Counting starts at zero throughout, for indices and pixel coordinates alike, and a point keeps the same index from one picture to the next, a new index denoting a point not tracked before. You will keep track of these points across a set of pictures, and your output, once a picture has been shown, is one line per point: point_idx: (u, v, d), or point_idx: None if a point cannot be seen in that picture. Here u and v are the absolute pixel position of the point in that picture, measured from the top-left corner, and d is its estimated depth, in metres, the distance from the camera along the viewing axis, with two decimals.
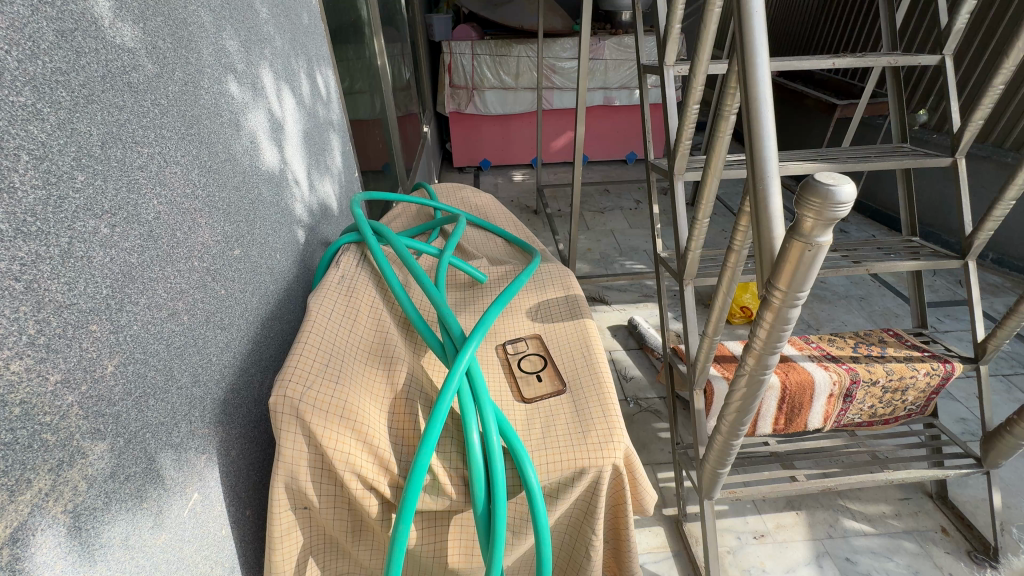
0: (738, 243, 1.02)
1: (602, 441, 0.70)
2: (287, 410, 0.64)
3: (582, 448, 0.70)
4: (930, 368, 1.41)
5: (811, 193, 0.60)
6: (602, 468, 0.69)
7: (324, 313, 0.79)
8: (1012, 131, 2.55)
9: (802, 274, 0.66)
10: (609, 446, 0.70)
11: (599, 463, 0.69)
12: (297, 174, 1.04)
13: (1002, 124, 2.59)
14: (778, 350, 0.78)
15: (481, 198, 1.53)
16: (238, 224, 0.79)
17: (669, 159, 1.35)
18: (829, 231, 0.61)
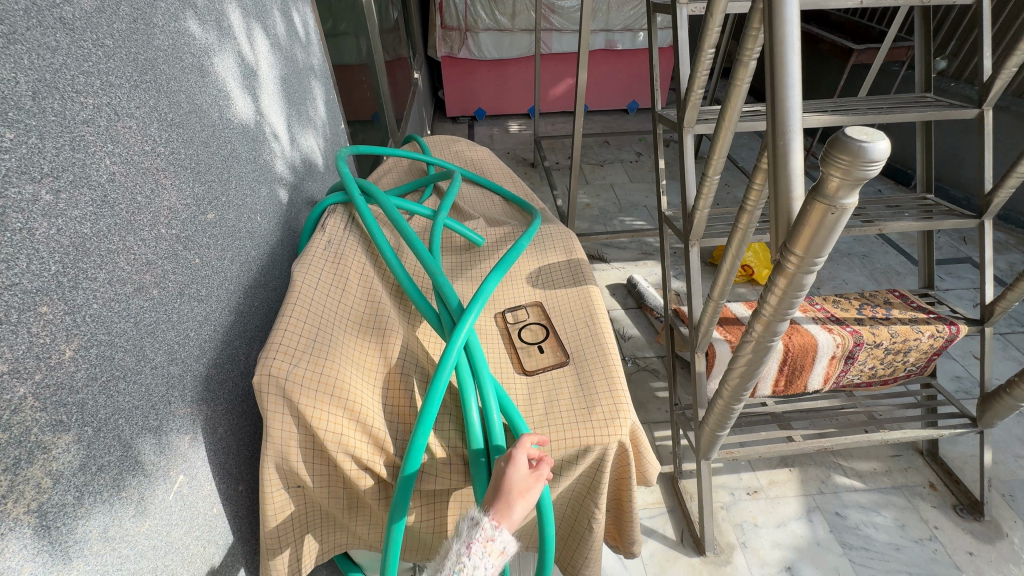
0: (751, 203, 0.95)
1: (608, 418, 0.67)
2: (273, 390, 0.60)
3: (586, 425, 0.67)
4: (935, 330, 1.39)
5: (840, 149, 0.54)
6: (607, 445, 0.66)
7: (310, 282, 0.73)
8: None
9: (821, 240, 0.61)
10: (615, 423, 0.67)
11: (604, 441, 0.66)
12: (275, 127, 0.95)
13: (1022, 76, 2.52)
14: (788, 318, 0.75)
15: (477, 152, 1.43)
16: (210, 185, 0.71)
17: (679, 110, 1.25)
18: (855, 192, 0.55)
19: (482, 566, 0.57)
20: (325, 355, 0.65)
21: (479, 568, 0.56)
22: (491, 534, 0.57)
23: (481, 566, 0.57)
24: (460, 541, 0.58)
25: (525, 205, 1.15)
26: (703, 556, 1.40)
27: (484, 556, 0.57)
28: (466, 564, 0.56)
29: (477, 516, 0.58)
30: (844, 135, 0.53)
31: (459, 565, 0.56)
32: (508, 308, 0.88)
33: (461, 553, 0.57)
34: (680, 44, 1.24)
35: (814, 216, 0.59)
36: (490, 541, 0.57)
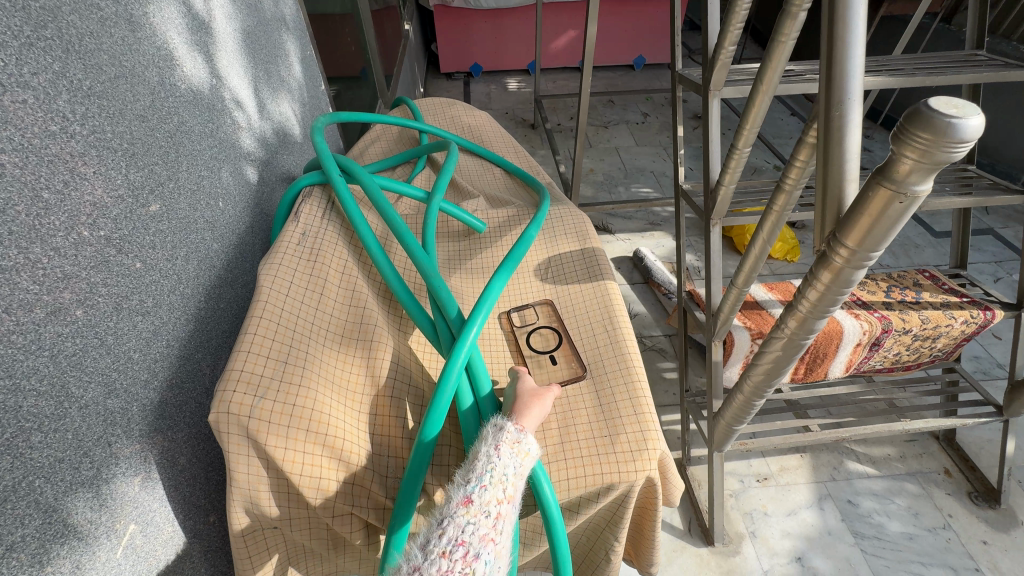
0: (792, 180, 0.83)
1: (635, 451, 0.57)
2: (235, 429, 0.49)
3: (609, 459, 0.57)
4: (968, 316, 1.29)
5: (919, 124, 0.39)
6: (633, 482, 0.57)
7: (281, 287, 0.61)
8: None
9: (879, 237, 0.47)
10: (642, 456, 0.58)
11: (630, 478, 0.57)
12: (238, 92, 0.80)
13: None
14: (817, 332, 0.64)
15: (475, 118, 1.28)
16: (152, 169, 0.58)
17: (705, 70, 1.10)
18: (929, 181, 0.42)
19: (514, 464, 0.52)
20: (300, 380, 0.54)
21: (512, 465, 0.52)
22: (516, 436, 0.54)
23: (513, 465, 0.53)
24: (486, 443, 0.54)
25: (531, 181, 1.01)
26: (711, 547, 1.36)
27: (514, 456, 0.53)
28: (497, 464, 0.52)
29: (501, 421, 0.55)
30: (922, 106, 0.39)
31: (491, 465, 0.52)
32: (514, 308, 0.78)
33: (490, 453, 0.53)
34: None
35: (872, 207, 0.45)
36: (518, 442, 0.54)
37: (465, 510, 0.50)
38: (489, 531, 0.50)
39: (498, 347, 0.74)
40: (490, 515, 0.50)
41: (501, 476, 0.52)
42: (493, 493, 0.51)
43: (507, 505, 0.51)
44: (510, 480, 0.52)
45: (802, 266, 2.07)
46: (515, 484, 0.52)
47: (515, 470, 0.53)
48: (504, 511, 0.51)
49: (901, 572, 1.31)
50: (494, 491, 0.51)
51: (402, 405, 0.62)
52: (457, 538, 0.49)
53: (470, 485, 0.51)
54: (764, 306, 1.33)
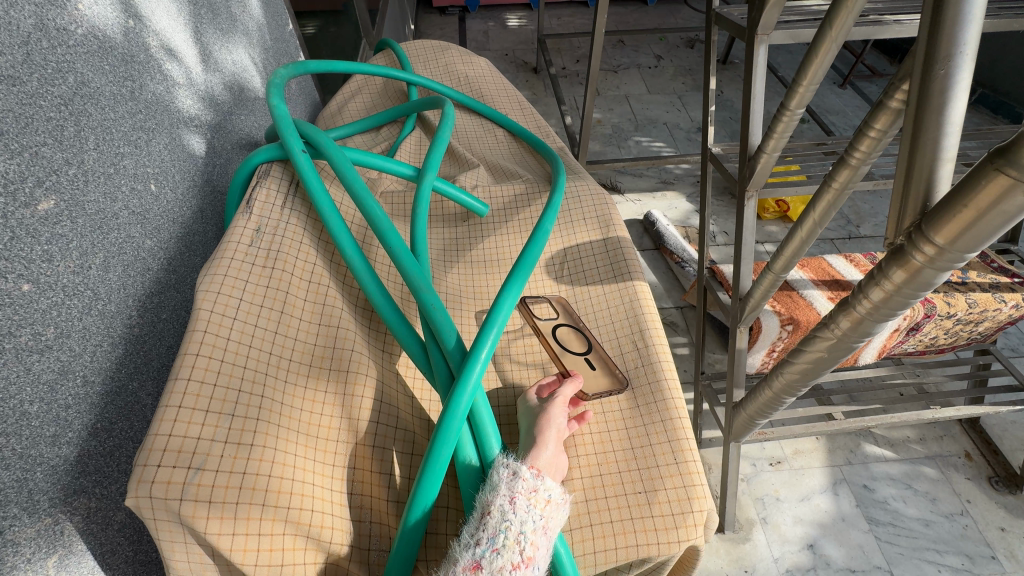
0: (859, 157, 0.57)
1: (677, 517, 0.46)
2: (163, 512, 0.37)
3: (646, 526, 0.46)
4: (1020, 300, 1.17)
5: None
6: (673, 554, 0.46)
7: (227, 306, 0.47)
8: None
9: (982, 234, 0.30)
10: (687, 523, 0.46)
11: (670, 550, 0.46)
12: (169, 38, 0.63)
13: None
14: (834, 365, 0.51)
15: (472, 66, 1.08)
16: (38, 151, 0.43)
17: (753, 9, 0.90)
18: None
19: (532, 519, 0.42)
20: (253, 436, 0.42)
21: (530, 521, 0.42)
22: (534, 484, 0.44)
23: (531, 520, 0.42)
24: (497, 494, 0.43)
25: (542, 147, 0.84)
26: (721, 533, 1.31)
27: (532, 508, 0.43)
28: (511, 521, 0.42)
29: (511, 462, 0.45)
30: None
31: (505, 522, 0.42)
32: (528, 297, 0.64)
33: (503, 507, 0.42)
34: None
35: (982, 194, 0.29)
36: (535, 490, 0.44)
37: None
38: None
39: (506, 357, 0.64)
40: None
41: (517, 536, 0.41)
42: (507, 557, 0.40)
43: (526, 571, 0.40)
44: (529, 538, 0.41)
45: (826, 233, 1.92)
46: (534, 542, 0.42)
47: (533, 526, 0.42)
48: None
49: (916, 559, 1.27)
50: (507, 555, 0.40)
51: (387, 456, 0.50)
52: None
53: (479, 546, 0.41)
54: (794, 287, 1.20)
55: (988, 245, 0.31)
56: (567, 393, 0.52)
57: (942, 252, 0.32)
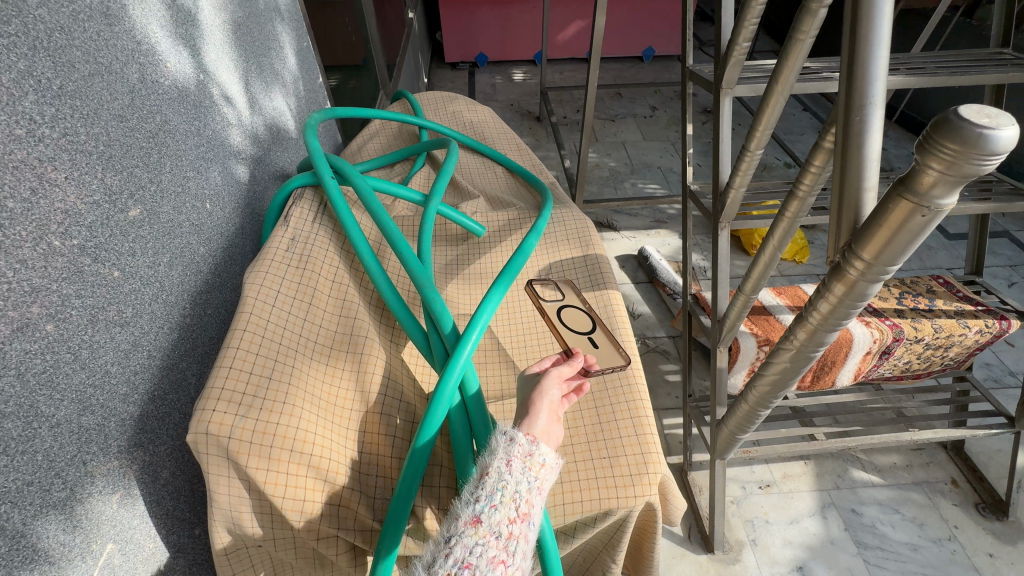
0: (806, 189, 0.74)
1: (635, 475, 0.55)
2: (213, 450, 0.47)
3: (608, 482, 0.55)
4: (982, 326, 1.26)
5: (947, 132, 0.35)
6: (632, 508, 0.54)
7: (267, 297, 0.58)
8: None
9: (899, 252, 0.41)
10: (643, 480, 0.55)
11: (629, 503, 0.54)
12: (227, 89, 0.78)
13: None
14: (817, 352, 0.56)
15: (476, 113, 1.24)
16: (132, 171, 0.55)
17: (717, 66, 1.06)
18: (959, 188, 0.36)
19: (526, 480, 0.49)
20: (285, 398, 0.52)
21: (524, 481, 0.49)
22: (529, 449, 0.51)
23: (525, 480, 0.49)
24: (496, 457, 0.50)
25: (534, 181, 0.97)
26: (711, 554, 1.34)
27: (526, 470, 0.50)
28: (508, 481, 0.49)
29: (510, 431, 0.51)
30: (953, 115, 0.34)
31: (501, 482, 0.49)
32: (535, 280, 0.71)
33: (500, 469, 0.49)
34: None
35: (889, 221, 0.39)
36: (530, 454, 0.50)
37: (473, 531, 0.46)
38: (499, 551, 0.46)
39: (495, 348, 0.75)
40: (500, 535, 0.47)
41: (513, 494, 0.48)
42: (504, 512, 0.47)
43: (521, 523, 0.48)
44: (523, 496, 0.49)
45: (812, 268, 2.02)
46: (528, 500, 0.49)
47: (527, 485, 0.49)
48: (518, 529, 0.47)
49: None
50: (504, 510, 0.47)
51: (392, 422, 0.60)
52: (463, 560, 0.45)
53: (478, 503, 0.48)
54: (771, 312, 1.30)
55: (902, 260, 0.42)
56: (563, 371, 0.57)
57: (868, 267, 0.43)
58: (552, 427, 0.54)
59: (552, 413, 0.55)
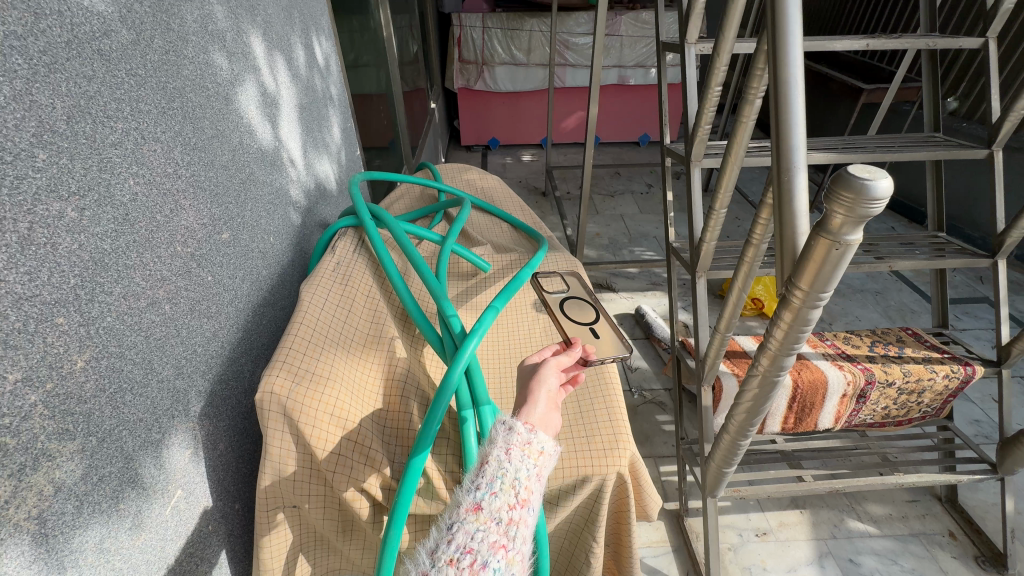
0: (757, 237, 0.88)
1: (608, 448, 0.67)
2: (274, 408, 0.61)
3: (585, 454, 0.67)
4: (949, 371, 1.37)
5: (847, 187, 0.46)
6: (605, 476, 0.66)
7: (318, 302, 0.74)
8: None
9: (827, 279, 0.52)
10: (614, 454, 0.67)
11: (603, 471, 0.66)
12: (293, 154, 0.99)
13: None
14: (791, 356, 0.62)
15: (487, 181, 1.46)
16: (227, 206, 0.74)
17: (687, 144, 1.31)
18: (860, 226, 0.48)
19: (525, 467, 0.55)
20: (328, 375, 0.66)
21: (523, 469, 0.55)
22: (527, 438, 0.57)
23: (524, 468, 0.55)
24: (496, 446, 0.56)
25: (532, 233, 1.16)
26: None
27: (524, 458, 0.56)
28: (507, 469, 0.55)
29: (508, 422, 0.58)
30: (844, 174, 0.46)
31: (501, 470, 0.54)
32: (541, 276, 0.92)
33: (500, 457, 0.55)
34: (688, 80, 1.31)
35: (814, 257, 0.51)
36: (529, 443, 0.57)
37: (474, 517, 0.52)
38: (499, 537, 0.51)
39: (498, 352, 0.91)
40: (501, 521, 0.52)
41: (513, 481, 0.54)
42: (503, 499, 0.53)
43: (521, 509, 0.53)
44: (522, 484, 0.54)
45: None
46: (526, 487, 0.54)
47: (526, 473, 0.55)
48: (517, 515, 0.53)
49: None
50: (504, 497, 0.53)
51: (410, 407, 0.73)
52: (464, 545, 0.50)
53: (479, 490, 0.53)
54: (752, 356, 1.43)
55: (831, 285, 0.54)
56: (561, 360, 0.67)
57: (806, 295, 0.54)
58: (548, 415, 0.63)
59: (549, 402, 0.64)
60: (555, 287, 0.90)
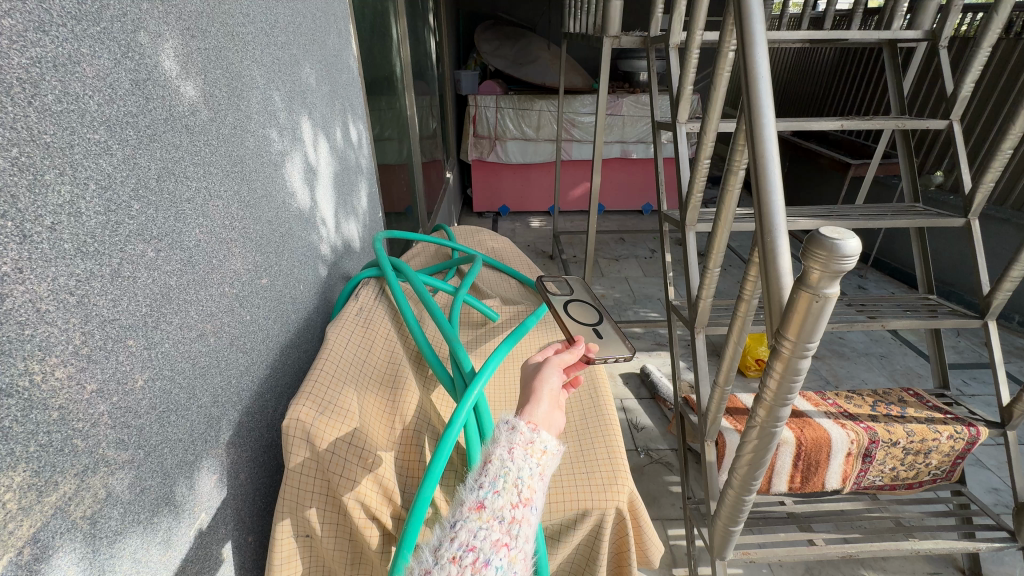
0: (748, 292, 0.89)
1: (607, 484, 0.75)
2: (298, 434, 0.67)
3: (587, 490, 0.75)
4: (953, 431, 1.37)
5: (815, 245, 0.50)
6: (605, 510, 0.74)
7: (342, 341, 0.82)
8: (1012, 192, 2.77)
9: (813, 330, 0.53)
10: (613, 489, 0.75)
11: (602, 506, 0.74)
12: (325, 215, 1.11)
13: (1003, 184, 2.81)
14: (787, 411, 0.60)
15: (498, 241, 1.58)
16: (268, 255, 0.84)
17: (682, 210, 1.42)
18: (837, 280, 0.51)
19: (528, 467, 0.63)
20: (348, 408, 0.73)
21: (525, 468, 0.63)
22: (530, 438, 0.66)
23: (526, 467, 0.63)
24: (499, 445, 0.65)
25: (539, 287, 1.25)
26: None
27: (526, 458, 0.64)
28: (510, 468, 0.62)
29: (513, 424, 0.67)
30: (816, 234, 0.49)
31: (504, 469, 0.62)
32: (547, 278, 1.08)
33: (502, 456, 0.63)
34: (680, 155, 1.46)
35: (798, 308, 0.53)
36: (530, 442, 0.65)
37: (477, 516, 0.59)
38: (501, 535, 0.58)
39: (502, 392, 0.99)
40: (504, 520, 0.59)
41: (515, 480, 0.61)
42: (506, 498, 0.60)
43: (523, 507, 0.60)
44: (524, 482, 0.62)
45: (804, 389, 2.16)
46: (528, 486, 0.62)
47: (528, 472, 0.63)
48: (519, 514, 0.60)
49: None
50: (507, 496, 0.60)
51: (421, 443, 0.80)
52: (467, 542, 0.57)
53: (482, 490, 0.60)
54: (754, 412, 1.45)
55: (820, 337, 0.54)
56: (564, 358, 0.78)
57: (794, 344, 0.55)
58: (551, 414, 0.72)
59: (552, 400, 0.73)
60: (558, 287, 1.07)
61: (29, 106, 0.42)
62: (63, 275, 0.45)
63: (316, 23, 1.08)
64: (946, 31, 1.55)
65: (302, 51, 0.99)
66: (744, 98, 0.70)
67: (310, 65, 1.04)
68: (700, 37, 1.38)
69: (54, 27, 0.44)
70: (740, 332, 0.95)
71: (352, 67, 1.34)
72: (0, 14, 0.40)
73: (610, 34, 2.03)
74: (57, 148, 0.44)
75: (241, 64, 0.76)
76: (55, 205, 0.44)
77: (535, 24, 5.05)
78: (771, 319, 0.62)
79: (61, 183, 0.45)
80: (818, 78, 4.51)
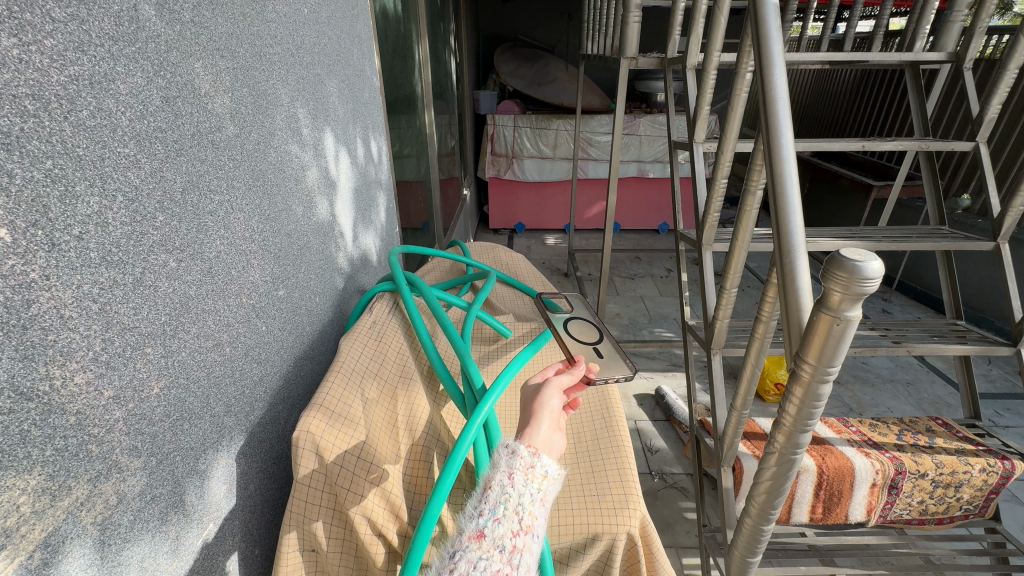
0: (766, 315, 0.84)
1: (618, 509, 0.73)
2: (307, 446, 0.67)
3: (597, 514, 0.73)
4: (986, 464, 1.32)
5: (834, 268, 0.48)
6: (616, 536, 0.72)
7: (355, 353, 0.83)
8: None
9: (833, 354, 0.52)
10: (625, 514, 0.73)
11: (614, 530, 0.72)
12: (343, 229, 1.13)
13: None
14: (808, 433, 0.58)
15: (512, 258, 1.58)
16: (286, 267, 0.86)
17: (698, 230, 1.41)
18: (859, 304, 0.49)
19: (528, 493, 0.62)
20: (358, 421, 0.73)
21: (525, 494, 0.62)
22: (530, 462, 0.65)
23: (526, 493, 0.62)
24: (500, 471, 0.64)
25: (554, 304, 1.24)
26: None
27: (526, 483, 0.63)
28: (510, 494, 0.61)
29: (513, 450, 0.66)
30: (836, 255, 0.48)
31: (504, 495, 0.61)
32: (550, 295, 1.09)
33: (503, 482, 0.62)
34: (697, 174, 1.45)
35: (819, 330, 0.51)
36: (530, 467, 0.64)
37: (477, 545, 0.58)
38: (502, 565, 0.58)
39: (510, 413, 0.99)
40: (504, 549, 0.58)
41: (516, 507, 0.61)
42: (506, 526, 0.60)
43: (523, 535, 0.60)
44: (525, 509, 0.61)
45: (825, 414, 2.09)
46: (528, 514, 0.61)
47: (529, 498, 0.62)
48: (520, 542, 0.60)
49: None
50: (507, 524, 0.60)
51: (430, 461, 0.81)
52: (467, 574, 0.56)
53: (482, 519, 0.60)
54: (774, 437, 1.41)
55: (841, 359, 0.53)
56: (563, 380, 0.77)
57: (814, 369, 0.53)
58: (552, 436, 0.71)
59: (553, 422, 0.72)
60: (562, 304, 1.09)
61: (64, 121, 0.44)
62: (87, 283, 0.46)
63: (340, 43, 1.11)
64: (970, 53, 1.53)
65: (326, 71, 1.03)
66: (760, 114, 0.69)
67: (334, 83, 1.07)
68: (717, 58, 1.38)
69: (93, 47, 0.46)
70: (757, 355, 0.91)
71: (375, 86, 1.38)
72: (43, 35, 0.42)
73: (627, 56, 2.05)
74: (88, 160, 0.46)
75: (267, 82, 0.79)
76: (83, 215, 0.46)
77: (554, 46, 5.15)
78: (790, 342, 0.60)
79: (90, 194, 0.46)
80: (838, 100, 4.48)
